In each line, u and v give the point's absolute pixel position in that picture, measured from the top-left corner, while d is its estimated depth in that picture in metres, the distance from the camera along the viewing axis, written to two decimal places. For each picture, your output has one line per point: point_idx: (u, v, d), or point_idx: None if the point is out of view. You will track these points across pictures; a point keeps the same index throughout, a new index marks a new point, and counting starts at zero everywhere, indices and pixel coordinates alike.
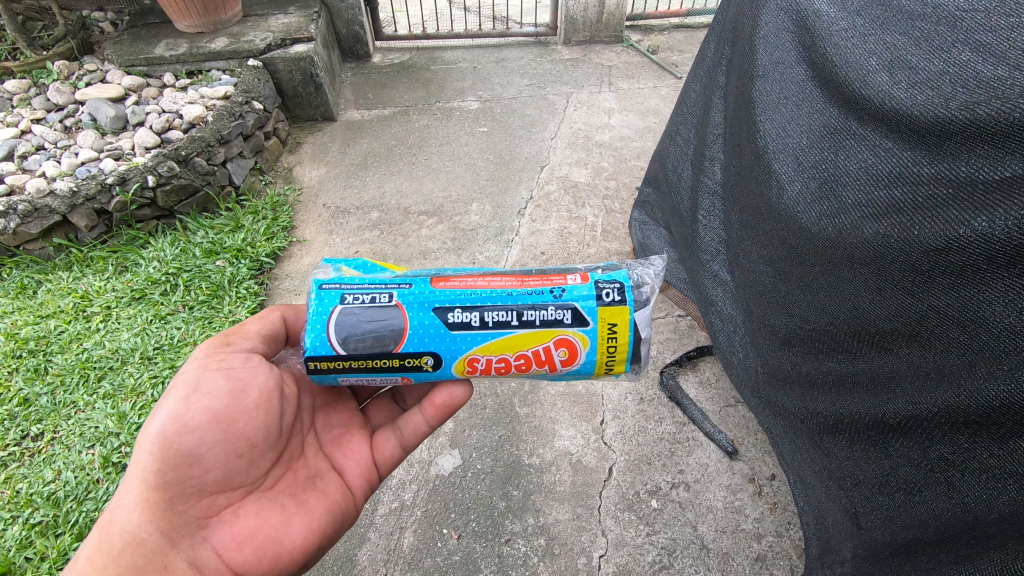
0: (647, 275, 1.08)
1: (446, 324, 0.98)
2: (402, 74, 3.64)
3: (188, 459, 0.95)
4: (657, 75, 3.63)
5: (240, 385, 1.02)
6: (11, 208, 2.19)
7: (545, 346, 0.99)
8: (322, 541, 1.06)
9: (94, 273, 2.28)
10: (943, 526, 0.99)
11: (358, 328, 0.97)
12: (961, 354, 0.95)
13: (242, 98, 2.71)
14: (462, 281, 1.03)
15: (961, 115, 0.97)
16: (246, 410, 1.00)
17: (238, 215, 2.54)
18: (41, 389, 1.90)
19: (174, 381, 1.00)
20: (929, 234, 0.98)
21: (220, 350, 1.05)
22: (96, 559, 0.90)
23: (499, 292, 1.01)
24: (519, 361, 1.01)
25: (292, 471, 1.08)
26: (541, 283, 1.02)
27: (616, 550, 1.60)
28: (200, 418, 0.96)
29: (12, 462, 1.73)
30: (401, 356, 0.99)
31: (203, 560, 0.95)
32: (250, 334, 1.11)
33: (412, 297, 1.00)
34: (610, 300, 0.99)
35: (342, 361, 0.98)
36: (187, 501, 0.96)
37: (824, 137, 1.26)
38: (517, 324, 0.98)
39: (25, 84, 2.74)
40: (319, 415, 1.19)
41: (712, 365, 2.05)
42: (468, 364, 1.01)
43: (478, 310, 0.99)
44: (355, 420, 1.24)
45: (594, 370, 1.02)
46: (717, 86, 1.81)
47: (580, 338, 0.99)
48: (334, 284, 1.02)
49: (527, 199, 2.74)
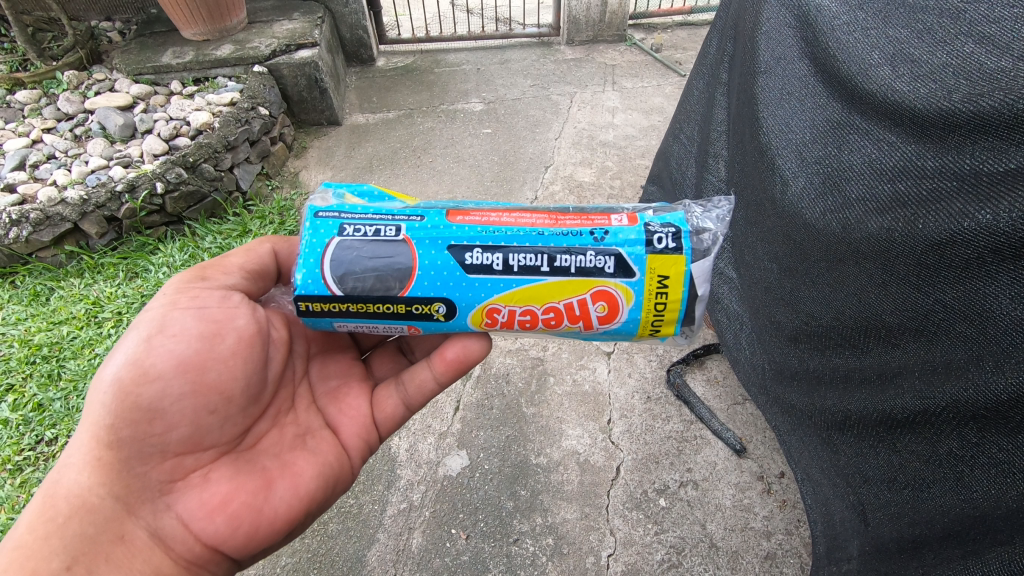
0: (709, 220, 1.04)
1: (462, 265, 0.98)
2: (406, 77, 3.66)
3: (152, 412, 0.97)
4: (661, 74, 3.63)
5: (209, 330, 1.02)
6: (23, 217, 2.23)
7: (580, 299, 1.00)
8: (311, 502, 1.07)
9: (105, 279, 2.31)
10: (951, 523, 0.98)
11: (356, 268, 0.98)
12: (968, 346, 0.94)
13: (248, 104, 2.75)
14: (482, 217, 1.02)
15: (964, 107, 0.96)
16: (220, 357, 1.02)
17: (245, 220, 2.56)
18: (55, 394, 1.92)
19: (136, 323, 1.00)
20: (934, 227, 0.98)
21: (192, 286, 1.06)
22: (37, 528, 0.88)
23: (532, 233, 1.00)
24: (548, 314, 1.01)
25: (277, 427, 1.11)
26: (579, 226, 1.01)
27: (625, 549, 1.60)
28: (164, 367, 0.97)
29: (27, 466, 1.76)
30: (407, 303, 0.99)
31: (166, 528, 0.96)
32: (232, 269, 1.12)
33: (422, 233, 1.00)
34: (662, 247, 0.98)
35: (339, 304, 0.98)
36: (147, 462, 0.97)
37: (827, 133, 1.26)
38: (548, 271, 0.98)
39: (36, 95, 2.79)
40: (314, 365, 1.22)
41: (719, 363, 2.04)
42: (488, 314, 1.01)
43: (503, 252, 0.98)
44: (354, 372, 1.26)
45: (635, 329, 1.03)
46: (720, 83, 1.80)
47: (622, 291, 0.99)
48: (333, 214, 1.02)
49: (532, 200, 2.75)
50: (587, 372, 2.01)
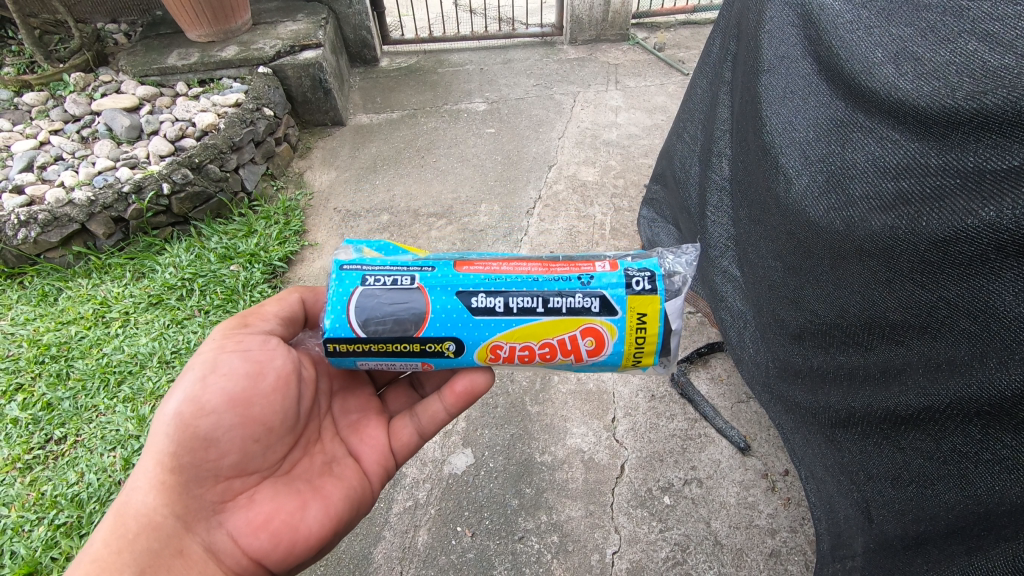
0: (680, 263, 1.07)
1: (469, 309, 1.00)
2: (410, 78, 3.67)
3: (205, 442, 0.99)
4: (664, 73, 3.63)
5: (257, 367, 1.04)
6: (32, 218, 2.25)
7: (571, 335, 1.01)
8: (339, 525, 1.08)
9: (112, 279, 2.33)
10: (955, 519, 0.99)
11: (377, 312, 1.00)
12: (972, 343, 0.95)
13: (253, 105, 2.76)
14: (486, 265, 1.05)
15: (967, 105, 0.97)
16: (263, 394, 1.03)
17: (251, 220, 2.58)
18: (64, 393, 1.94)
19: (191, 362, 1.03)
20: (937, 225, 0.98)
21: (237, 331, 1.08)
22: (111, 543, 0.92)
23: (525, 278, 1.02)
24: (544, 350, 1.03)
25: (309, 456, 1.11)
26: (567, 271, 1.04)
27: (630, 546, 1.61)
28: (216, 401, 0.99)
29: (37, 465, 1.78)
30: (422, 342, 1.01)
31: (218, 543, 0.99)
32: (268, 317, 1.14)
33: (435, 281, 1.01)
34: (640, 288, 1.01)
35: (361, 344, 1.00)
36: (203, 485, 0.99)
37: (830, 131, 1.26)
38: (542, 311, 1.00)
39: (43, 97, 2.80)
40: (337, 399, 1.22)
41: (723, 361, 2.04)
42: (490, 351, 1.03)
43: (503, 296, 1.01)
44: (373, 406, 1.25)
45: (620, 361, 1.04)
46: (723, 82, 1.81)
47: (608, 327, 1.01)
48: (355, 265, 1.04)
49: (536, 199, 2.76)
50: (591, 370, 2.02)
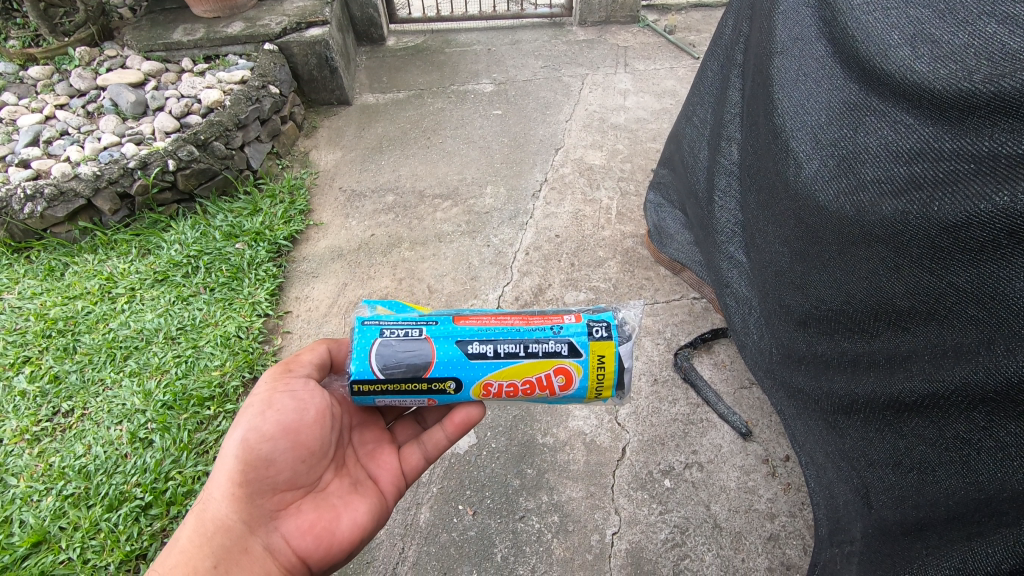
0: (631, 314, 1.14)
1: (466, 354, 1.05)
2: (417, 57, 3.63)
3: (265, 461, 1.02)
4: (674, 56, 3.58)
5: (306, 401, 1.08)
6: (38, 192, 2.24)
7: (545, 374, 1.05)
8: (365, 536, 1.11)
9: (118, 255, 2.33)
10: (955, 505, 0.99)
11: (395, 356, 1.04)
12: (980, 330, 0.94)
13: (259, 82, 2.74)
14: (480, 317, 1.10)
15: (985, 88, 0.95)
16: (308, 422, 1.07)
17: (256, 199, 2.57)
18: (71, 367, 1.96)
19: (249, 399, 1.06)
20: (949, 210, 0.97)
21: (284, 374, 1.11)
22: (194, 540, 0.96)
23: (505, 326, 1.07)
24: (524, 387, 1.07)
25: (340, 477, 1.13)
26: (542, 320, 1.09)
27: (629, 528, 1.62)
28: (273, 428, 1.03)
29: (45, 436, 1.80)
30: (428, 381, 1.05)
31: (275, 546, 1.01)
32: (307, 362, 1.15)
33: (440, 332, 1.06)
34: (599, 335, 1.05)
35: (380, 383, 1.04)
36: (264, 495, 1.02)
37: (843, 114, 1.24)
38: (523, 355, 1.05)
39: (48, 71, 2.80)
40: (354, 430, 1.21)
41: (727, 347, 2.04)
42: (482, 388, 1.07)
43: (492, 341, 1.05)
44: (385, 435, 1.26)
45: (586, 395, 1.08)
46: (735, 65, 1.78)
47: (575, 367, 1.05)
48: (374, 320, 1.08)
49: (542, 182, 2.74)
50: None
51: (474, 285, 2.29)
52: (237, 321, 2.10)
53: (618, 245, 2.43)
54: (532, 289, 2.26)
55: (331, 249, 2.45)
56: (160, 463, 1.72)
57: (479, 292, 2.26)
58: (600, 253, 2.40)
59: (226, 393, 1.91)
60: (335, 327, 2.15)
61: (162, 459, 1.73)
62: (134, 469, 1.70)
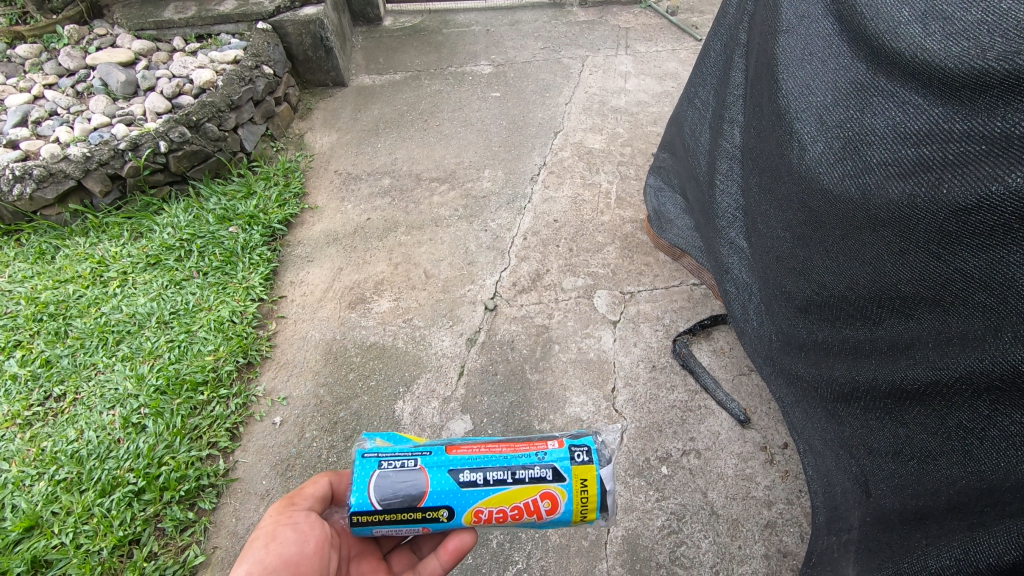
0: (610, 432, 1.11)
1: (457, 483, 1.00)
2: (414, 38, 3.56)
3: None
4: (676, 38, 3.51)
5: (308, 536, 0.99)
6: (27, 173, 2.21)
7: (532, 500, 1.00)
8: None
9: (110, 238, 2.30)
10: (956, 494, 0.97)
11: (392, 485, 1.00)
12: (987, 317, 0.92)
13: (252, 62, 2.68)
14: (471, 446, 1.06)
15: (998, 66, 0.91)
16: (309, 553, 0.98)
17: (250, 181, 2.53)
18: (62, 351, 1.93)
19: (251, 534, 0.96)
20: (959, 193, 0.94)
21: (285, 509, 1.02)
22: None
23: (492, 453, 1.04)
24: (515, 512, 1.01)
25: None
26: (527, 446, 1.05)
27: (626, 514, 1.61)
28: (275, 563, 0.93)
29: (37, 421, 1.78)
30: (423, 509, 1.00)
31: None
32: (308, 496, 1.06)
33: (433, 461, 1.02)
34: (581, 459, 1.02)
35: (378, 514, 0.99)
36: None
37: (849, 94, 1.21)
38: (511, 481, 1.00)
39: (36, 49, 2.74)
40: (352, 565, 1.08)
41: (727, 334, 2.02)
42: (473, 515, 1.01)
43: (481, 469, 1.01)
44: (383, 567, 1.12)
45: (572, 519, 1.02)
46: (738, 45, 1.74)
47: (561, 491, 1.00)
48: (372, 451, 1.05)
49: (540, 165, 2.70)
50: (592, 340, 2.01)
51: (471, 270, 2.26)
52: (231, 306, 2.08)
53: (617, 230, 2.39)
54: (529, 274, 2.23)
55: (327, 233, 2.42)
56: (153, 448, 1.70)
57: (476, 277, 2.23)
58: (599, 238, 2.36)
59: (220, 378, 1.89)
60: (330, 313, 2.13)
61: (155, 444, 1.72)
62: (127, 454, 1.69)
